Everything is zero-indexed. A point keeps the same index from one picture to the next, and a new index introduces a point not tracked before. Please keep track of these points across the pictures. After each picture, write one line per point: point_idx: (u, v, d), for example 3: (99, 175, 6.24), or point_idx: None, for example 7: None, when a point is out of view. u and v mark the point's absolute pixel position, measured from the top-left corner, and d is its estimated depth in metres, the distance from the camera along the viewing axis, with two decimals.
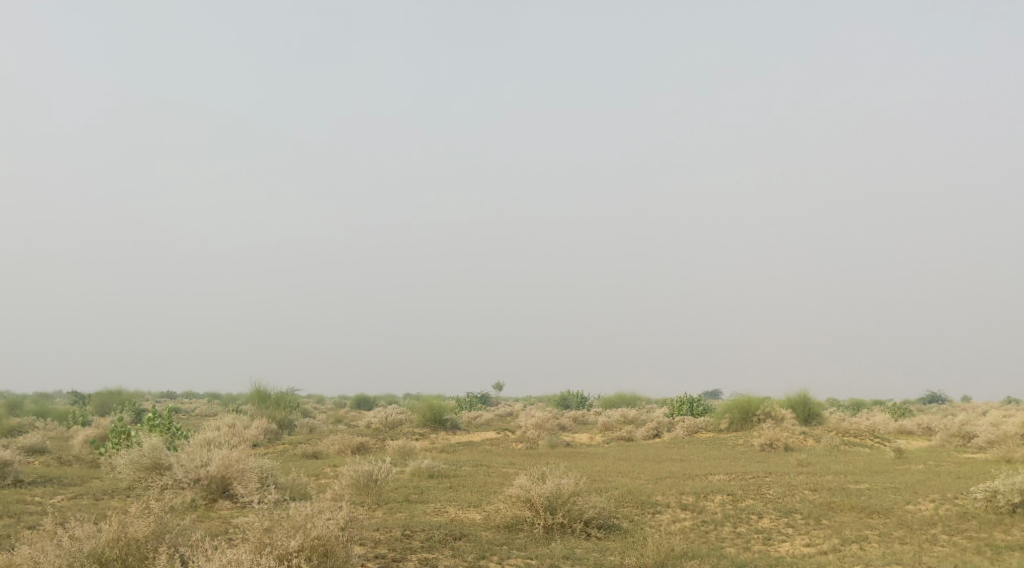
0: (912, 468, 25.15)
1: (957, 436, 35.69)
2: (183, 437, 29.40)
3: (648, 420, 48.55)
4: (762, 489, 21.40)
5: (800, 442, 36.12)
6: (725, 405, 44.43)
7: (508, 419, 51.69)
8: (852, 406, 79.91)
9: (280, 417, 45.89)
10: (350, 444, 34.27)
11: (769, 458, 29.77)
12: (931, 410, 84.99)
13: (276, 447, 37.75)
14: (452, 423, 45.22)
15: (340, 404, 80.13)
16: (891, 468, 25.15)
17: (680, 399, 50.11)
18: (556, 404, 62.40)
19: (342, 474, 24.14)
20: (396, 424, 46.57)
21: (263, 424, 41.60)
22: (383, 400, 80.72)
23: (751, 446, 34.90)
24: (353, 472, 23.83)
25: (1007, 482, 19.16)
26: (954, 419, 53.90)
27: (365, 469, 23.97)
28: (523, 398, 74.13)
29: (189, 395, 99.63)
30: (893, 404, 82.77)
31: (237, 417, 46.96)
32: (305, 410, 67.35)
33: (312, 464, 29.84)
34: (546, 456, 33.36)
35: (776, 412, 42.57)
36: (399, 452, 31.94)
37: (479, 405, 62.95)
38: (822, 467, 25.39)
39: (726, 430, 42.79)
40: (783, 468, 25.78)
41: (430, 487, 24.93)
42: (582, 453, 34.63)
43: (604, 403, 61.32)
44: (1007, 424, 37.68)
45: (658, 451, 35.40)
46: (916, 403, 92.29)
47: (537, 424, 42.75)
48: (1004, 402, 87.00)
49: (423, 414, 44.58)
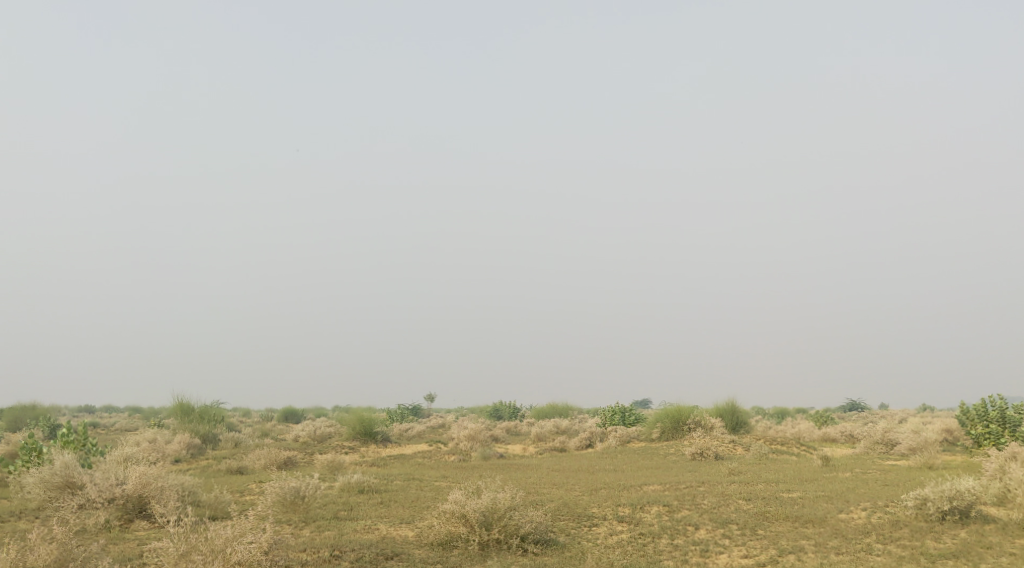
0: (841, 476, 25.30)
1: (881, 443, 36.17)
2: (99, 454, 28.29)
3: (581, 430, 48.46)
4: (698, 500, 21.30)
5: (731, 451, 36.29)
6: (656, 414, 44.53)
7: (439, 431, 51.15)
8: (777, 415, 81.17)
9: (203, 431, 44.75)
10: (277, 459, 33.47)
11: (701, 467, 29.80)
12: (854, 417, 86.75)
13: (200, 462, 36.70)
14: (383, 435, 44.54)
15: (268, 417, 78.70)
16: (821, 476, 25.27)
17: (611, 409, 50.13)
18: (488, 415, 62.00)
19: (268, 491, 23.49)
20: (325, 437, 45.74)
21: (186, 439, 40.46)
22: (311, 413, 79.49)
23: (682, 455, 34.95)
24: (278, 488, 23.22)
25: (937, 489, 19.31)
26: (876, 426, 54.95)
27: (292, 485, 23.32)
28: (454, 409, 73.59)
29: (109, 409, 96.98)
30: (817, 412, 84.27)
31: (159, 432, 45.66)
32: (231, 424, 65.90)
33: (238, 480, 29.00)
34: (478, 469, 32.98)
35: (706, 421, 42.79)
36: (328, 466, 31.26)
37: (410, 416, 62.29)
38: (754, 476, 25.44)
39: (658, 439, 42.84)
40: (715, 478, 25.73)
41: (360, 502, 24.36)
42: (514, 465, 34.30)
43: (535, 414, 61.10)
44: (929, 430, 38.37)
45: (591, 462, 35.24)
46: (839, 412, 94.13)
47: (470, 435, 42.33)
48: (921, 409, 89.32)
49: (353, 426, 43.82)
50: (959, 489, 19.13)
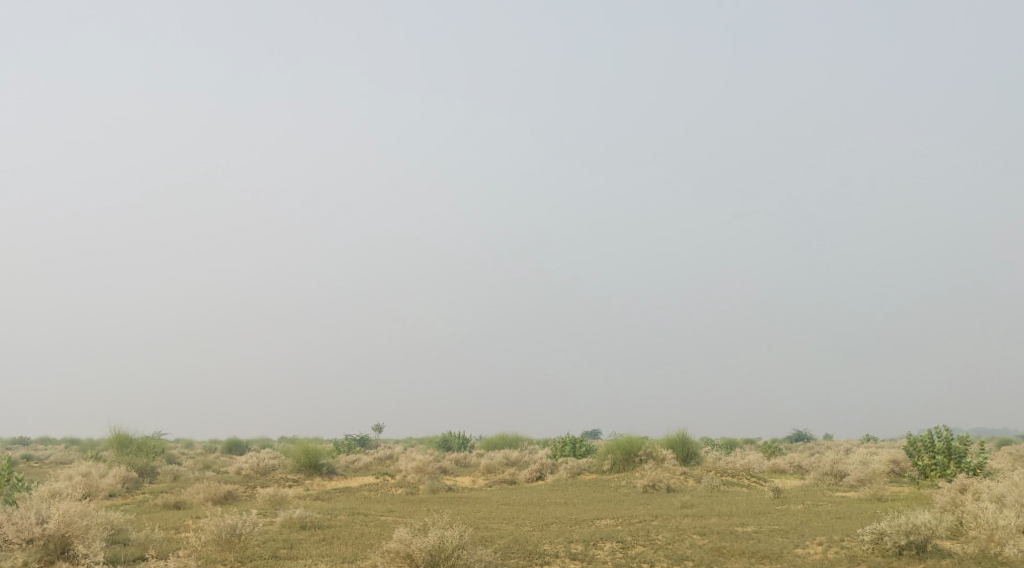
0: (794, 508, 25.01)
1: (829, 474, 36.02)
2: (25, 490, 27.20)
3: (531, 461, 47.86)
4: (651, 535, 20.84)
5: (681, 483, 35.92)
6: (607, 445, 44.09)
7: (387, 462, 50.28)
8: (724, 445, 81.32)
9: (140, 464, 43.46)
10: (216, 493, 32.43)
11: (653, 500, 29.38)
12: (800, 448, 87.21)
13: (137, 497, 35.52)
14: (328, 467, 43.56)
15: (210, 448, 76.97)
16: (773, 509, 24.94)
17: (561, 440, 49.61)
18: (436, 446, 61.13)
19: (203, 529, 22.59)
20: (268, 469, 44.63)
21: (121, 473, 39.19)
22: (255, 444, 77.92)
23: (633, 488, 34.53)
24: (214, 526, 22.33)
25: (894, 523, 19.06)
26: (825, 456, 55.05)
27: (227, 522, 22.47)
28: (402, 439, 72.54)
29: (45, 441, 94.30)
30: (764, 443, 84.59)
31: (94, 465, 44.25)
32: (172, 456, 64.26)
33: (174, 516, 28.00)
34: (424, 503, 32.25)
35: (657, 453, 42.44)
36: (270, 500, 30.32)
37: (358, 448, 61.21)
38: (706, 509, 25.06)
39: (609, 471, 42.39)
40: (668, 511, 25.28)
41: (302, 539, 23.55)
42: (462, 498, 33.62)
43: (485, 445, 60.37)
44: (878, 461, 38.35)
45: (541, 495, 34.67)
46: (785, 441, 94.65)
47: (418, 467, 41.55)
48: (864, 439, 90.12)
49: (297, 458, 42.80)
50: (916, 523, 18.91)
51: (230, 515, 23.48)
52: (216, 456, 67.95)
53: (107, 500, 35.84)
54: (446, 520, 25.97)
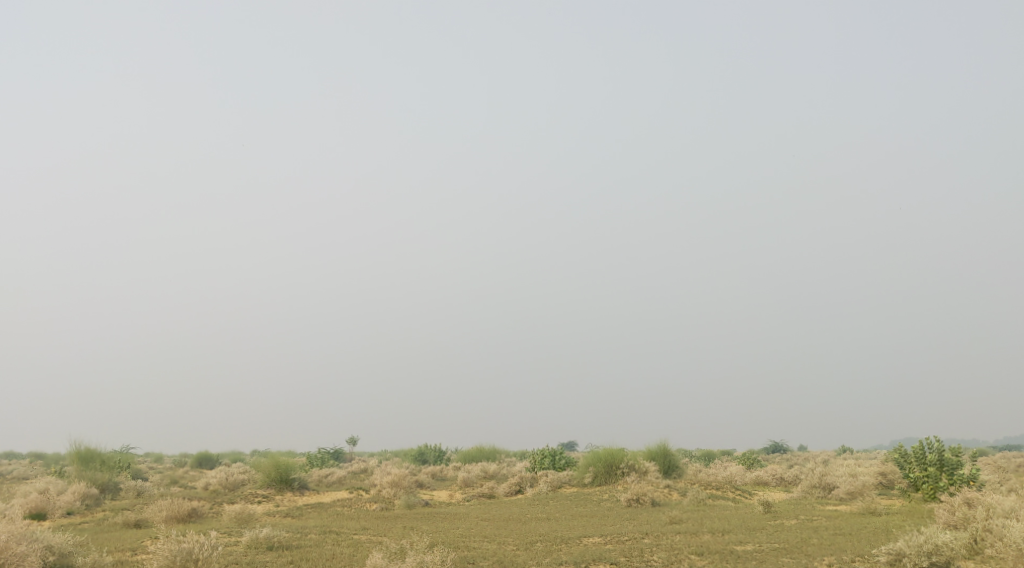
0: (789, 524, 23.80)
1: (817, 487, 34.81)
2: None
3: (509, 475, 46.47)
4: (646, 555, 19.55)
5: (666, 496, 34.71)
6: (588, 457, 42.79)
7: (361, 476, 48.78)
8: (703, 456, 80.49)
9: (102, 479, 41.82)
10: (180, 511, 30.87)
11: (640, 516, 28.22)
12: (777, 460, 86.56)
13: (97, 515, 33.92)
14: (300, 482, 42.03)
15: (180, 462, 75.05)
16: (767, 525, 23.77)
17: (541, 453, 48.27)
18: (412, 459, 59.64)
19: (155, 552, 21.32)
20: (238, 484, 43.07)
21: (81, 489, 37.52)
22: (226, 458, 76.06)
23: (616, 502, 33.31)
24: (167, 549, 21.06)
25: (914, 545, 18.16)
26: (809, 468, 54.03)
27: (182, 547, 21.18)
28: (376, 452, 70.99)
29: (10, 455, 91.96)
30: (742, 454, 83.91)
31: (53, 480, 42.64)
32: (140, 472, 62.42)
33: (133, 536, 26.59)
34: (399, 519, 30.86)
35: (640, 465, 41.18)
36: (236, 518, 28.84)
37: (332, 461, 59.65)
38: (696, 525, 23.87)
39: (590, 484, 41.13)
40: (655, 528, 24.01)
41: (267, 561, 22.17)
42: (439, 514, 32.22)
43: (461, 457, 58.96)
44: (867, 472, 37.20)
45: (520, 509, 33.44)
46: (762, 453, 94.05)
47: (393, 481, 40.10)
48: (841, 451, 89.80)
49: (267, 472, 41.25)
50: (935, 543, 18.00)
51: (186, 538, 22.22)
52: (186, 471, 66.10)
53: (65, 518, 34.24)
54: (423, 539, 24.59)
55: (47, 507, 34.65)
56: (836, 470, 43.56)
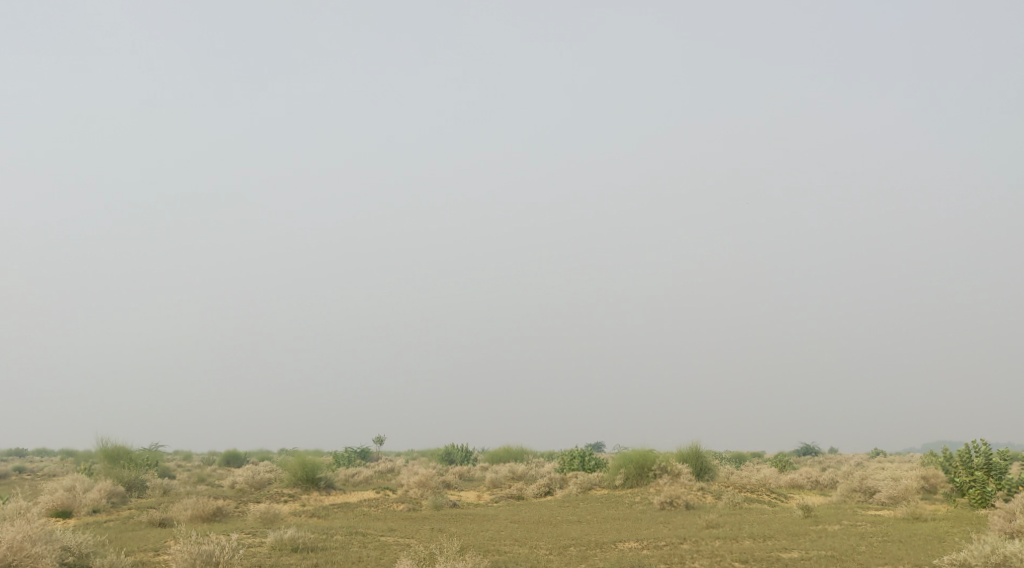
0: (831, 529, 22.87)
1: (857, 491, 33.72)
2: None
3: (538, 476, 45.72)
4: (687, 562, 18.76)
5: (700, 499, 33.85)
6: (619, 458, 41.96)
7: (388, 476, 48.21)
8: (733, 457, 79.31)
9: (129, 477, 41.44)
10: (205, 510, 30.38)
11: (674, 519, 27.43)
12: (809, 461, 85.29)
13: (122, 514, 33.49)
14: (327, 481, 41.45)
15: (208, 461, 74.86)
16: (809, 530, 22.87)
17: (570, 453, 47.47)
18: (439, 458, 59.00)
19: (176, 555, 20.77)
20: (264, 484, 42.56)
21: (107, 487, 37.13)
22: (253, 456, 75.79)
23: (649, 505, 32.50)
24: (188, 551, 20.50)
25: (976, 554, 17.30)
26: (844, 471, 52.85)
27: (203, 549, 20.62)
28: (402, 452, 70.45)
29: (40, 452, 92.30)
30: (772, 456, 82.69)
31: (80, 477, 42.34)
32: (167, 470, 62.20)
33: (157, 536, 26.11)
34: (427, 521, 30.20)
35: (673, 466, 40.29)
36: (261, 519, 28.24)
37: (359, 461, 59.12)
38: (736, 530, 23.05)
39: (621, 486, 40.27)
40: (692, 534, 23.19)
41: (291, 564, 21.54)
42: (467, 515, 31.55)
43: (489, 458, 58.27)
44: (907, 476, 36.14)
45: (550, 511, 32.71)
46: (792, 454, 92.68)
47: (421, 481, 39.43)
48: (874, 452, 88.37)
49: (293, 472, 40.71)
50: (1004, 553, 17.09)
51: (207, 540, 21.65)
52: (213, 469, 65.81)
53: (91, 516, 33.85)
54: (451, 543, 23.87)
55: (72, 504, 34.27)
56: (874, 473, 42.47)
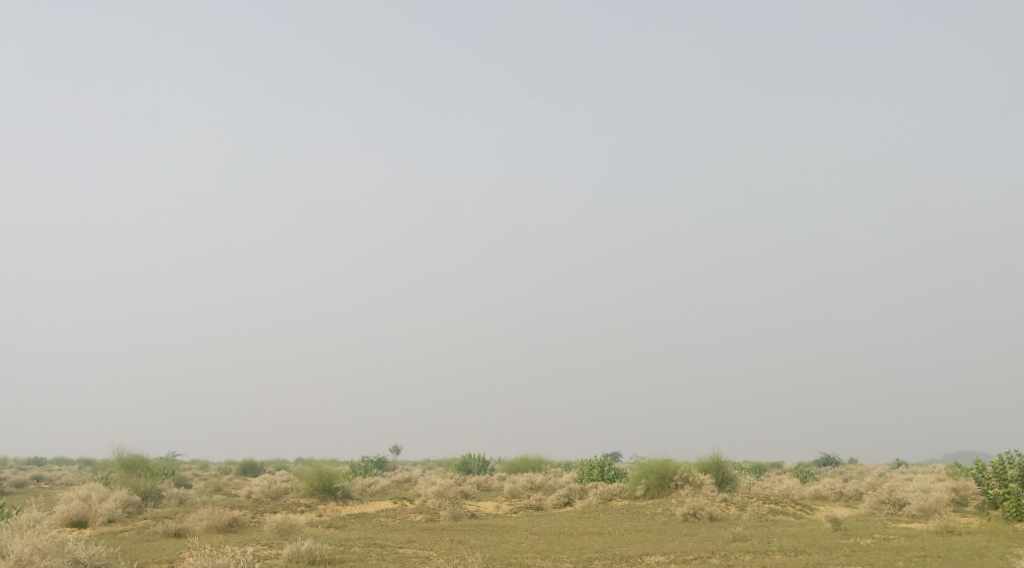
0: (862, 543, 22.29)
1: (886, 502, 32.96)
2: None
3: (557, 486, 45.08)
4: None
5: (723, 511, 33.19)
6: (640, 468, 41.28)
7: (405, 486, 47.68)
8: (754, 468, 78.36)
9: (145, 487, 41.08)
10: (220, 520, 29.91)
11: (699, 532, 26.82)
12: (831, 473, 84.25)
13: (137, 524, 33.12)
14: (344, 491, 40.93)
15: (225, 470, 74.53)
16: (841, 544, 22.27)
17: (590, 463, 46.80)
18: (456, 468, 58.43)
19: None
20: (280, 493, 42.11)
21: (122, 497, 36.79)
22: (271, 466, 75.43)
23: (671, 516, 31.87)
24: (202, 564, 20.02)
25: None
26: (869, 482, 51.90)
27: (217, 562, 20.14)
28: (419, 461, 69.91)
29: (59, 461, 92.26)
30: (793, 467, 81.70)
31: (96, 487, 42.01)
32: (184, 479, 61.89)
33: (172, 547, 25.66)
34: (446, 532, 29.68)
35: (695, 477, 39.55)
36: (277, 529, 27.76)
37: (375, 470, 58.61)
38: (766, 544, 22.45)
39: (642, 497, 39.64)
40: (719, 548, 22.63)
41: None
42: (486, 527, 31.03)
43: (506, 467, 57.65)
44: (937, 488, 35.30)
45: (570, 523, 32.12)
46: (813, 465, 91.63)
47: (439, 491, 38.92)
48: (896, 464, 87.28)
49: (310, 482, 40.26)
50: None
51: (221, 553, 21.14)
52: (230, 479, 65.47)
53: (107, 526, 33.50)
54: (470, 556, 23.31)
55: (88, 514, 33.92)
56: (900, 484, 41.62)
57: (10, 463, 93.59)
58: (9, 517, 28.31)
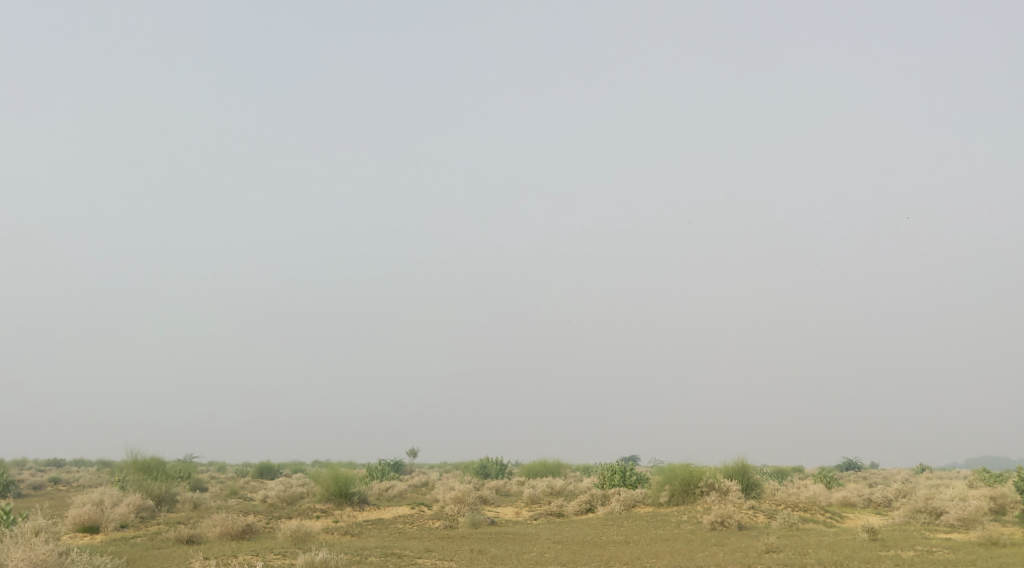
0: (905, 558, 21.26)
1: (922, 511, 31.78)
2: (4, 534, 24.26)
3: (577, 491, 44.08)
4: None
5: (753, 519, 32.14)
6: (663, 474, 40.23)
7: (422, 490, 46.78)
8: (775, 473, 77.17)
9: (159, 491, 40.33)
10: (234, 527, 29.01)
11: (730, 542, 25.87)
12: (854, 477, 82.90)
13: (151, 529, 32.35)
14: (361, 496, 40.03)
15: (242, 472, 73.88)
16: (882, 557, 21.31)
17: (611, 467, 45.73)
18: (473, 472, 57.50)
19: None
20: (296, 498, 41.29)
21: (136, 501, 36.05)
22: (287, 468, 74.74)
23: (699, 524, 30.88)
24: None
25: None
26: (896, 488, 50.67)
27: None
28: (436, 464, 69.02)
29: (77, 462, 91.99)
30: (814, 472, 80.42)
31: (109, 491, 41.25)
32: (200, 482, 61.16)
33: (184, 555, 24.80)
34: (465, 540, 28.77)
35: (721, 484, 38.39)
36: (292, 537, 26.86)
37: (392, 473, 57.70)
38: (802, 559, 21.49)
39: (667, 504, 38.63)
40: (753, 562, 21.68)
41: None
42: (507, 535, 30.09)
43: (524, 472, 56.71)
44: (972, 496, 34.10)
45: (594, 530, 31.13)
46: (835, 469, 90.26)
47: (457, 497, 37.98)
48: (918, 469, 85.98)
49: (327, 486, 39.40)
50: None
51: None
52: (246, 481, 64.75)
53: (119, 532, 32.72)
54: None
55: (100, 519, 33.12)
56: (932, 491, 40.40)
57: (28, 463, 93.36)
58: (18, 524, 27.53)
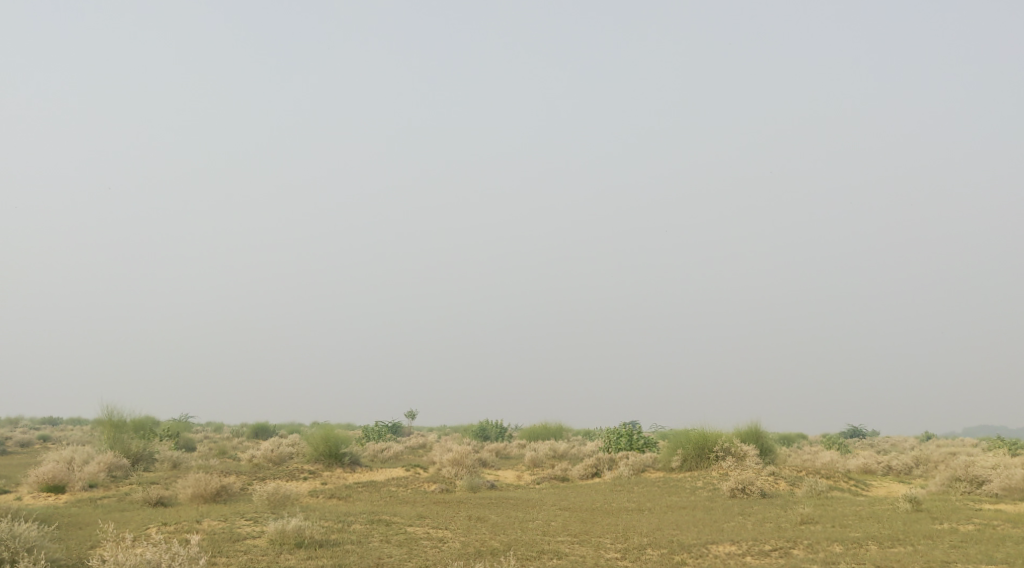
0: (973, 550, 18.50)
1: (961, 480, 29.11)
2: None
3: (581, 455, 41.48)
4: None
5: (775, 486, 29.53)
6: (675, 437, 37.58)
7: (418, 453, 44.23)
8: (781, 438, 74.71)
9: (136, 449, 37.71)
10: (207, 488, 26.38)
11: (757, 511, 23.30)
12: (861, 444, 80.63)
13: (120, 490, 29.73)
14: (352, 457, 37.39)
15: (237, 432, 71.44)
16: (937, 546, 18.78)
17: (617, 430, 43.11)
18: (472, 434, 54.99)
19: (139, 549, 17.09)
20: (285, 457, 38.71)
21: (108, 460, 33.44)
22: (282, 430, 72.24)
23: (717, 492, 28.30)
24: (150, 552, 16.81)
25: None
26: (915, 456, 48.19)
27: (179, 550, 17.01)
28: (435, 427, 66.54)
29: (71, 420, 89.67)
30: (822, 438, 77.93)
31: (81, 448, 38.59)
32: (190, 442, 58.52)
33: (147, 518, 22.16)
34: (462, 505, 26.14)
35: (738, 448, 35.63)
36: (269, 501, 24.24)
37: (389, 435, 55.21)
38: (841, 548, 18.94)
39: (679, 469, 36.05)
40: (794, 547, 19.31)
41: None
42: (509, 500, 27.56)
43: (525, 434, 54.23)
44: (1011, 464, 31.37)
45: (601, 497, 28.62)
46: (842, 437, 87.92)
47: (454, 459, 35.36)
48: (925, 436, 83.76)
49: (315, 446, 36.83)
50: None
51: (191, 540, 17.87)
52: (239, 441, 62.23)
53: (87, 492, 30.12)
54: (490, 549, 19.61)
55: (66, 478, 30.54)
56: (962, 457, 37.75)
57: (23, 421, 91.13)
58: None
